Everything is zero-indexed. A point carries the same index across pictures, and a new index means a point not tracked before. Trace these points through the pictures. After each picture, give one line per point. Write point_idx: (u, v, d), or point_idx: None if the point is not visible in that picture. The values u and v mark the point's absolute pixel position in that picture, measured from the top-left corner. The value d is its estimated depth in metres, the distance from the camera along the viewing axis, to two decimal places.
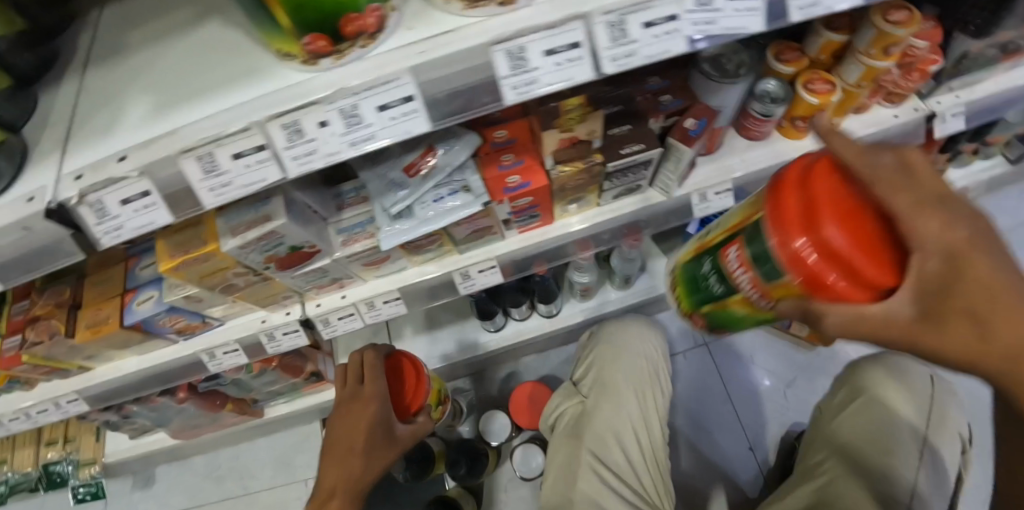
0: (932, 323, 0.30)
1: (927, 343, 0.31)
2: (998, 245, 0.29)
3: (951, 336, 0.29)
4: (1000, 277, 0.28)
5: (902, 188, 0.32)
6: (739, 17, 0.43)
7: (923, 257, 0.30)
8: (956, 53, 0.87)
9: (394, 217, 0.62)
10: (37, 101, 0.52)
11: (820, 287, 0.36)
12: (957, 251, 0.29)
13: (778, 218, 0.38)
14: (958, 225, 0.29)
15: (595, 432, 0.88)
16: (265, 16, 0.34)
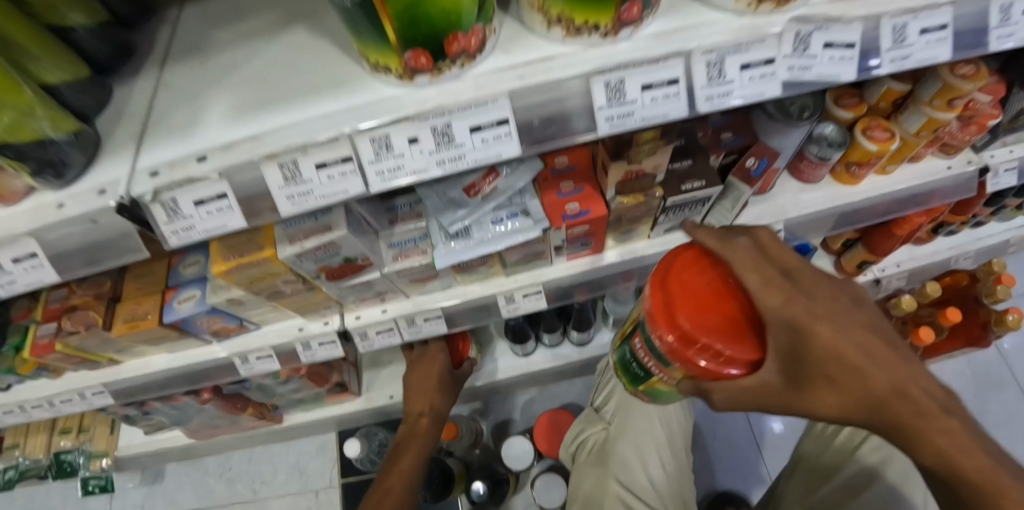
0: (805, 380, 0.38)
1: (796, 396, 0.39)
2: (835, 315, 0.38)
3: (819, 387, 0.38)
4: (845, 339, 0.37)
5: (752, 272, 0.41)
6: (835, 64, 0.42)
7: (781, 330, 0.38)
8: (1012, 110, 0.84)
9: (452, 236, 0.62)
10: (112, 92, 0.52)
11: (704, 371, 0.41)
12: (805, 322, 0.37)
13: (651, 312, 0.43)
14: (796, 301, 0.39)
15: (616, 459, 0.84)
16: (368, 28, 0.33)
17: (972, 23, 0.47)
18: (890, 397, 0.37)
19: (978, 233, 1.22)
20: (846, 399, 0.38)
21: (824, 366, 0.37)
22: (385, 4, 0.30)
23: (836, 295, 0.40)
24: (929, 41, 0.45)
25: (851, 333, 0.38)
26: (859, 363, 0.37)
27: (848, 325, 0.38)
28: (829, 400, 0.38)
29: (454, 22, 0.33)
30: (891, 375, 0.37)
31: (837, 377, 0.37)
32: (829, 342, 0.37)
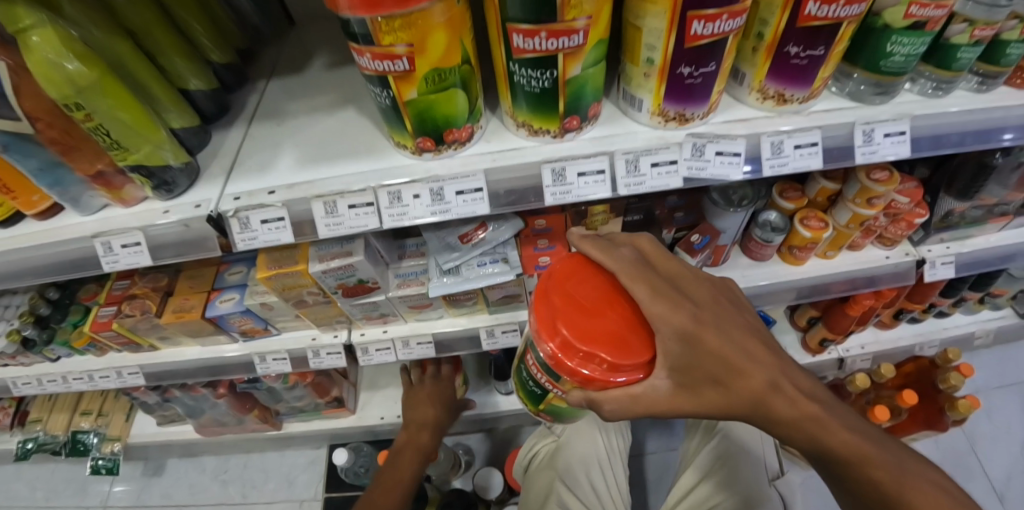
0: (689, 381, 0.48)
1: (686, 396, 0.48)
2: (714, 322, 0.49)
3: (702, 386, 0.48)
4: (722, 343, 0.47)
5: (644, 286, 0.50)
6: (725, 168, 0.59)
7: (669, 337, 0.48)
8: (940, 211, 0.94)
9: (445, 272, 0.77)
10: (210, 137, 0.72)
11: (592, 377, 0.50)
12: (687, 330, 0.47)
13: (543, 326, 0.52)
14: (678, 311, 0.48)
15: (556, 464, 0.94)
16: (395, 123, 0.54)
17: (838, 143, 0.63)
18: (765, 392, 0.47)
19: (944, 322, 1.29)
20: (732, 398, 0.48)
21: (710, 367, 0.47)
22: (407, 108, 0.51)
23: (713, 306, 0.51)
24: (803, 153, 0.60)
25: (726, 339, 0.48)
26: (736, 363, 0.47)
27: (725, 332, 0.48)
28: (712, 396, 0.48)
29: (452, 121, 0.54)
30: (766, 375, 0.48)
31: (715, 377, 0.47)
32: (710, 345, 0.47)
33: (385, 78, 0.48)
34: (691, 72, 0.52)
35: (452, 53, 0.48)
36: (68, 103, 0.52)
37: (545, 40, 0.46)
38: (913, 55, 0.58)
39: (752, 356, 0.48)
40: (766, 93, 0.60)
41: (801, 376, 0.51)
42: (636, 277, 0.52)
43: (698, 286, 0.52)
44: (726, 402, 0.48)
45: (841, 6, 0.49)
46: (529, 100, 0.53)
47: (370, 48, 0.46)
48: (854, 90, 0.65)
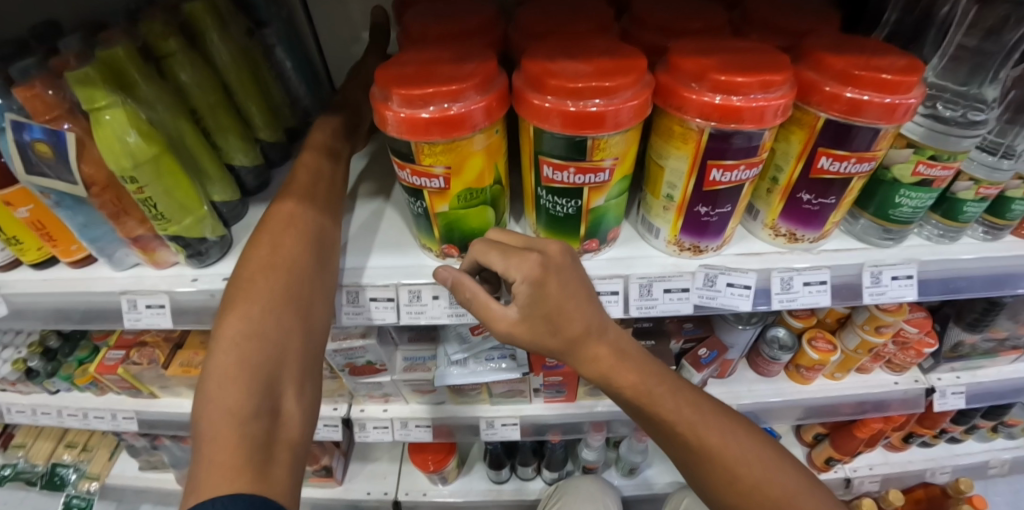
0: (535, 321, 0.49)
1: (527, 330, 0.50)
2: (562, 273, 0.49)
3: (545, 328, 0.49)
4: (573, 299, 0.49)
5: (494, 250, 0.51)
6: (735, 298, 0.60)
7: (522, 283, 0.48)
8: (950, 341, 0.93)
9: (454, 362, 0.78)
10: (247, 211, 0.75)
11: None
12: (537, 276, 0.48)
13: None
14: (526, 259, 0.48)
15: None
16: (424, 229, 0.58)
17: (846, 281, 0.64)
18: (583, 338, 0.51)
19: (956, 448, 1.21)
20: (553, 338, 0.50)
21: (545, 309, 0.48)
22: (437, 218, 0.56)
23: (565, 260, 0.50)
24: (812, 290, 0.62)
25: (572, 289, 0.49)
26: (575, 312, 0.49)
27: (571, 280, 0.49)
28: (543, 335, 0.50)
29: (480, 233, 0.58)
30: (586, 322, 0.51)
31: (560, 318, 0.49)
32: (553, 293, 0.48)
33: (421, 191, 0.53)
34: (707, 211, 0.55)
35: (485, 175, 0.53)
36: (124, 175, 0.57)
37: (574, 175, 0.51)
38: (921, 207, 0.60)
39: (590, 301, 0.51)
40: (778, 230, 0.62)
41: (621, 337, 0.55)
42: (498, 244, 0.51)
43: (550, 239, 0.53)
44: (584, 360, 0.53)
45: (852, 163, 0.53)
46: (552, 222, 0.57)
47: (411, 165, 0.51)
48: (860, 230, 0.66)
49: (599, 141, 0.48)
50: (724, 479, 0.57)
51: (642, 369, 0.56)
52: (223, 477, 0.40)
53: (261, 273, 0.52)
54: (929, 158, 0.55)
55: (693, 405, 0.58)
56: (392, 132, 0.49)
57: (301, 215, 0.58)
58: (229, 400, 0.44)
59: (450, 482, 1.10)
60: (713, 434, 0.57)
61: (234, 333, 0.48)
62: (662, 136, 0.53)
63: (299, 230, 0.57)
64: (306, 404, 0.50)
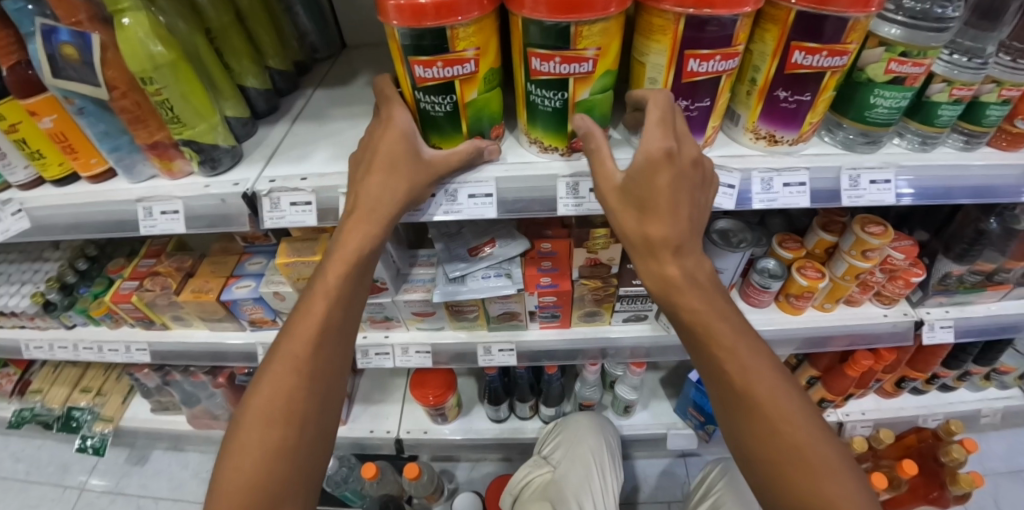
0: (630, 197, 0.53)
1: (617, 199, 0.55)
2: (680, 173, 0.51)
3: (633, 207, 0.53)
4: (672, 204, 0.51)
5: (657, 110, 0.53)
6: (718, 197, 0.64)
7: (640, 153, 0.51)
8: (938, 273, 0.95)
9: (452, 280, 0.80)
10: (256, 131, 0.79)
11: None
12: (657, 156, 0.50)
13: None
14: (664, 134, 0.51)
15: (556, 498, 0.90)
16: (450, 128, 0.62)
17: (825, 186, 0.68)
18: (657, 243, 0.52)
19: (948, 396, 1.22)
20: (631, 219, 0.53)
21: (637, 192, 0.52)
22: (466, 109, 0.60)
23: (694, 164, 0.52)
24: (791, 191, 0.66)
25: (677, 189, 0.51)
26: (662, 213, 0.51)
27: (683, 179, 0.51)
28: (626, 215, 0.54)
29: (496, 114, 0.65)
30: (672, 233, 0.51)
31: (652, 209, 0.51)
32: (661, 183, 0.51)
33: (451, 82, 0.57)
34: (687, 106, 0.59)
35: (482, 67, 0.57)
36: (143, 77, 0.60)
37: (559, 65, 0.55)
38: (897, 109, 0.63)
39: (680, 216, 0.51)
40: (759, 133, 0.66)
41: (702, 274, 0.53)
42: (661, 110, 0.53)
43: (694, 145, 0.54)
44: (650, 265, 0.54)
45: (824, 57, 0.55)
46: (542, 117, 0.62)
47: (443, 56, 0.54)
48: (845, 139, 0.70)
49: (580, 28, 0.51)
50: (766, 441, 0.50)
51: (705, 297, 0.52)
52: (238, 495, 0.54)
53: (318, 310, 0.61)
54: (899, 55, 0.58)
55: (766, 374, 0.51)
56: (420, 25, 0.50)
57: (384, 212, 0.61)
58: (263, 438, 0.56)
59: (450, 421, 1.13)
60: (766, 388, 0.50)
61: (284, 369, 0.59)
62: (643, 31, 0.56)
63: (361, 254, 0.63)
64: (324, 433, 0.61)
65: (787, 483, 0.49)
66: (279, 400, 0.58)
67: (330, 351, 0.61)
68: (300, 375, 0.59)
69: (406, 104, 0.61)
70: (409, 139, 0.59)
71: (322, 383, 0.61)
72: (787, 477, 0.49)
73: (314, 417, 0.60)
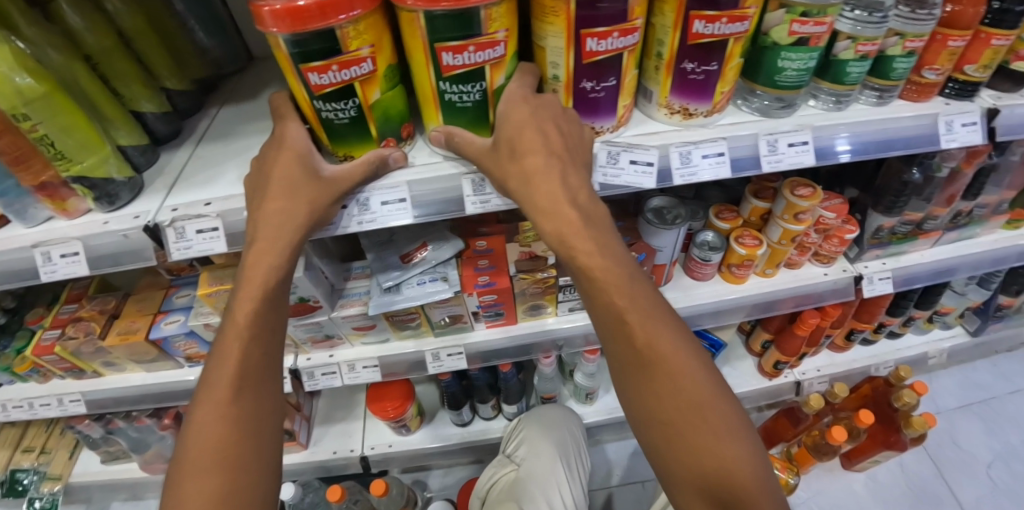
0: (501, 148, 0.56)
1: (489, 157, 0.57)
2: (540, 117, 0.55)
3: (503, 156, 0.56)
4: (538, 131, 0.54)
5: (525, 74, 0.57)
6: (638, 177, 0.63)
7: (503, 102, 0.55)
8: (870, 227, 0.97)
9: (387, 290, 0.78)
10: (158, 157, 0.75)
11: None
12: (517, 99, 0.55)
13: None
14: (521, 81, 0.56)
15: (518, 492, 0.89)
16: (358, 134, 0.59)
17: (744, 153, 0.67)
18: (536, 177, 0.54)
19: (897, 343, 1.27)
20: (509, 170, 0.56)
21: (507, 135, 0.55)
22: (371, 111, 0.57)
23: (559, 108, 0.57)
24: (710, 163, 0.65)
25: (542, 121, 0.55)
26: (531, 156, 0.54)
27: (543, 112, 0.55)
28: (505, 168, 0.56)
29: (404, 115, 0.62)
30: (545, 164, 0.54)
31: (524, 150, 0.54)
32: (519, 119, 0.54)
33: (351, 85, 0.54)
34: (593, 86, 0.58)
35: (378, 65, 0.54)
36: (14, 113, 0.55)
37: (473, 54, 0.52)
38: (805, 70, 0.64)
39: (551, 153, 0.54)
40: (672, 108, 0.65)
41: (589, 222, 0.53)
42: (523, 75, 0.57)
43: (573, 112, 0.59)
44: (547, 209, 0.53)
45: (724, 24, 0.54)
46: (454, 114, 0.58)
47: (336, 59, 0.51)
48: (760, 105, 0.70)
49: (489, 11, 0.48)
50: (663, 395, 0.49)
51: (600, 246, 0.52)
52: None
53: (236, 351, 0.59)
54: (800, 15, 0.58)
55: (661, 324, 0.51)
56: (307, 28, 0.47)
57: (281, 236, 0.60)
58: (201, 486, 0.53)
59: (415, 431, 1.10)
60: (664, 342, 0.50)
61: (210, 416, 0.56)
62: (537, 14, 0.53)
63: (269, 286, 0.61)
64: (272, 465, 0.58)
65: (686, 438, 0.48)
66: (211, 442, 0.55)
67: (251, 385, 0.59)
68: (225, 416, 0.57)
69: (309, 116, 0.58)
70: (306, 159, 0.58)
71: (257, 418, 0.59)
72: (685, 438, 0.48)
73: (253, 455, 0.57)
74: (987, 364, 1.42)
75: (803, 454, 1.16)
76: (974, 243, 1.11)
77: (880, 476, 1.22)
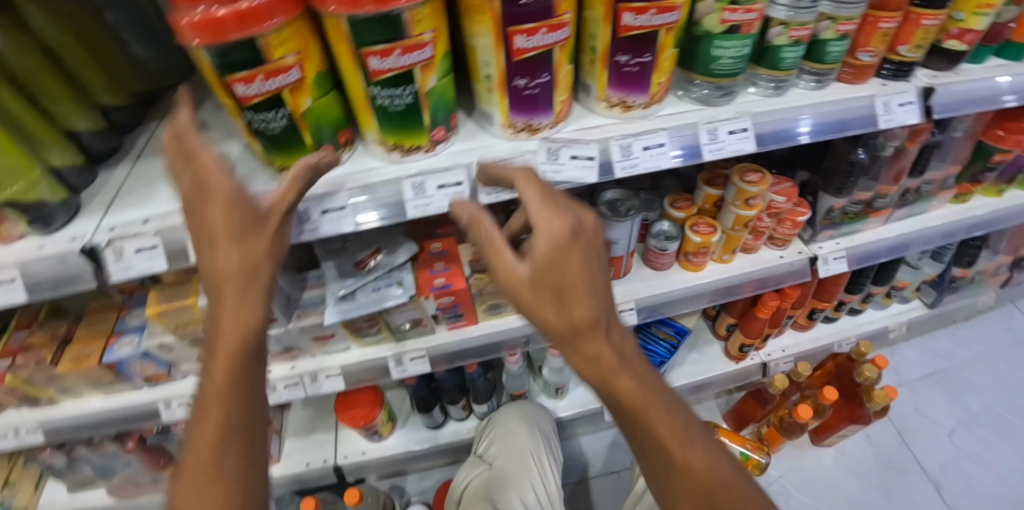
0: (541, 289, 0.41)
1: (530, 294, 0.41)
2: (585, 247, 0.42)
3: (550, 301, 0.40)
4: (590, 276, 0.40)
5: (530, 183, 0.47)
6: (579, 171, 0.62)
7: (542, 236, 0.41)
8: (822, 208, 1.00)
9: (341, 298, 0.76)
10: (96, 176, 0.73)
11: None
12: (562, 237, 0.41)
13: None
14: (535, 195, 0.46)
15: (492, 496, 0.88)
16: (292, 142, 0.58)
17: (686, 142, 0.67)
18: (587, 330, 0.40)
19: (860, 318, 1.30)
20: (546, 312, 0.41)
21: (552, 276, 0.40)
22: (304, 119, 0.57)
23: (599, 232, 0.44)
24: (651, 154, 0.64)
25: (592, 261, 0.42)
26: (583, 294, 0.40)
27: (593, 254, 0.42)
28: (543, 311, 0.41)
29: (340, 120, 0.61)
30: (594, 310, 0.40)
31: (570, 295, 0.40)
32: (570, 263, 0.40)
33: (279, 94, 0.53)
34: (527, 84, 0.57)
35: (307, 72, 0.54)
36: None
37: (401, 57, 0.51)
38: (739, 58, 0.64)
39: (601, 299, 0.41)
40: (611, 101, 0.65)
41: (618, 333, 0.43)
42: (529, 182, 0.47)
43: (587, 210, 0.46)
44: (586, 365, 0.42)
45: (653, 15, 0.55)
46: (389, 118, 0.56)
47: (261, 69, 0.50)
48: (700, 95, 0.71)
49: (412, 13, 0.48)
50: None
51: (633, 370, 0.42)
52: None
53: (215, 418, 0.45)
54: (729, 3, 0.59)
55: (687, 434, 0.43)
56: (227, 39, 0.46)
57: (230, 337, 0.46)
58: None
59: (388, 437, 1.10)
60: (696, 457, 0.43)
61: None
62: (465, 14, 0.53)
63: (223, 388, 0.46)
64: None
65: None
66: None
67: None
68: None
69: (242, 126, 0.57)
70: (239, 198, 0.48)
71: None
72: None
73: None
74: (946, 333, 1.47)
75: (772, 433, 1.19)
76: (924, 218, 1.14)
77: (848, 448, 1.26)
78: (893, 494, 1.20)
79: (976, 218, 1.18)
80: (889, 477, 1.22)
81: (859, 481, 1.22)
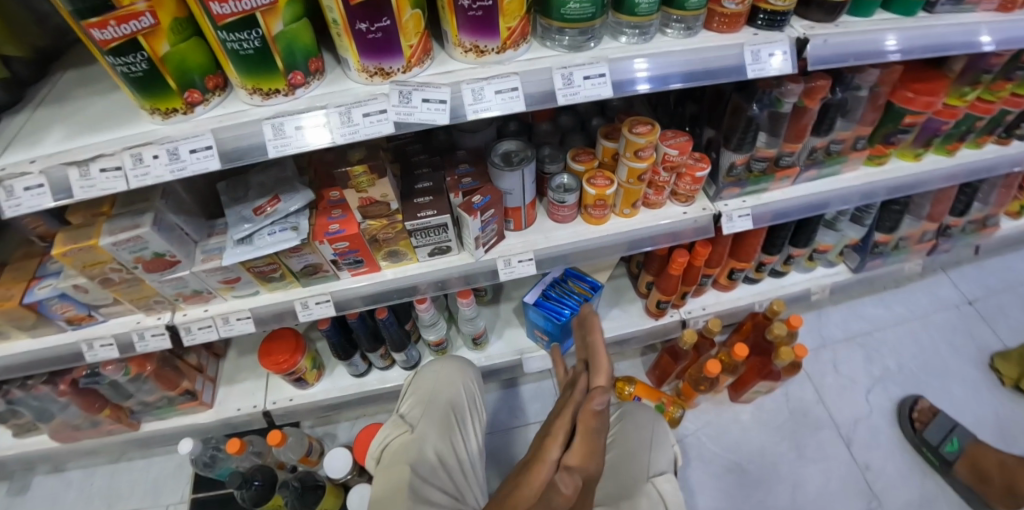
0: None
1: None
2: None
3: None
4: None
5: None
6: (431, 113, 0.67)
7: None
8: (724, 164, 1.02)
9: (240, 241, 0.81)
10: None
11: None
12: None
13: None
14: None
15: (414, 455, 0.83)
16: (156, 85, 0.60)
17: (542, 87, 0.71)
18: None
19: (782, 281, 1.37)
20: None
21: None
22: (165, 64, 0.59)
23: None
24: (504, 97, 0.68)
25: None
26: None
27: None
28: None
29: (205, 65, 0.63)
30: None
31: None
32: None
33: (135, 39, 0.54)
34: (368, 28, 0.59)
35: (161, 17, 0.55)
36: None
37: (237, 2, 0.52)
38: (586, 2, 0.67)
39: None
40: (465, 46, 0.68)
41: None
42: None
43: None
44: None
45: None
46: (243, 60, 0.59)
47: (111, 14, 0.51)
48: (567, 41, 0.73)
49: None
50: None
51: None
52: None
53: None
54: None
55: None
56: None
57: None
58: None
59: (314, 384, 1.16)
60: None
61: None
62: None
63: None
64: None
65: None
66: None
67: None
68: None
69: (106, 68, 0.59)
70: None
71: None
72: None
73: None
74: (873, 299, 1.53)
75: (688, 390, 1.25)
76: (838, 179, 1.16)
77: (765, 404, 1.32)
78: (802, 445, 1.26)
79: (894, 182, 1.18)
80: (801, 430, 1.28)
81: (772, 432, 1.28)
